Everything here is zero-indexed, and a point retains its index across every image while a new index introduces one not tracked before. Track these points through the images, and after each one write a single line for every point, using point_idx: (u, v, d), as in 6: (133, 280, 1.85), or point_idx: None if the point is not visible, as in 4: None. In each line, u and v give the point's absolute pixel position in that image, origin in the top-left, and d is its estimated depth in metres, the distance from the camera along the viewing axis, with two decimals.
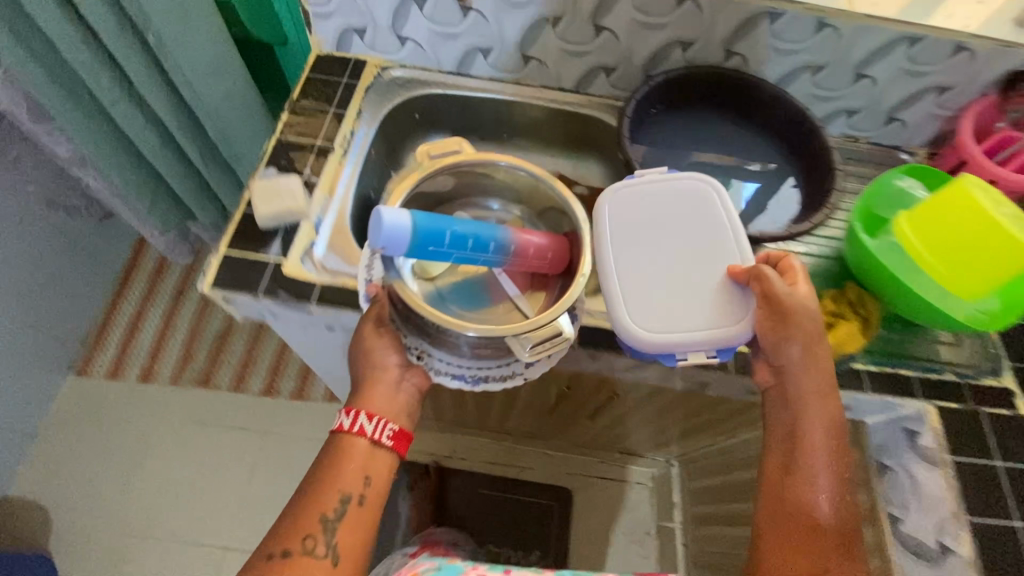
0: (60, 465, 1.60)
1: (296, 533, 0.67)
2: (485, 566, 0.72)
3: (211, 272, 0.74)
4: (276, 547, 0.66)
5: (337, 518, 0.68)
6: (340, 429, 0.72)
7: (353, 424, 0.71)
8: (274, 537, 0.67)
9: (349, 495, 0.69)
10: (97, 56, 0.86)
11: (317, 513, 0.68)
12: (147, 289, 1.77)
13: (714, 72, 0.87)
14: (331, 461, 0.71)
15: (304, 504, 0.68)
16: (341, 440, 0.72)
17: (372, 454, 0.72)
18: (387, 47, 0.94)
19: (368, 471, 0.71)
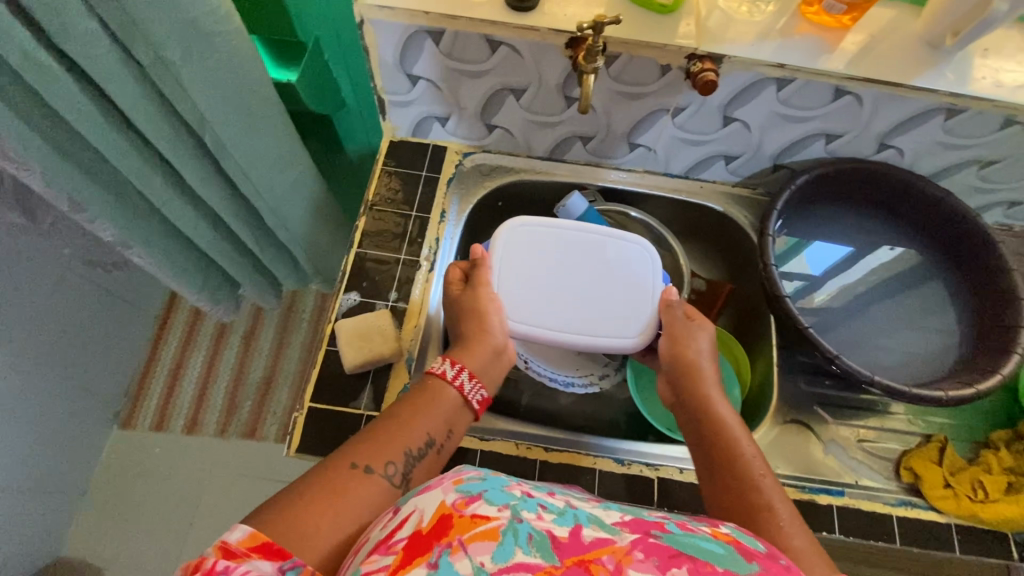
0: (110, 526, 1.52)
1: (380, 454, 0.55)
2: (529, 481, 0.47)
3: (295, 432, 0.65)
4: (353, 459, 0.54)
5: (415, 462, 0.56)
6: (440, 376, 0.63)
7: (454, 376, 0.62)
8: (344, 455, 0.54)
9: (429, 442, 0.58)
10: (148, 156, 0.75)
11: (401, 448, 0.56)
12: (186, 336, 1.69)
13: (857, 166, 0.75)
14: (414, 405, 0.60)
15: (382, 439, 0.56)
16: (434, 383, 0.62)
17: (459, 412, 0.62)
18: (470, 133, 0.82)
19: (452, 427, 0.61)
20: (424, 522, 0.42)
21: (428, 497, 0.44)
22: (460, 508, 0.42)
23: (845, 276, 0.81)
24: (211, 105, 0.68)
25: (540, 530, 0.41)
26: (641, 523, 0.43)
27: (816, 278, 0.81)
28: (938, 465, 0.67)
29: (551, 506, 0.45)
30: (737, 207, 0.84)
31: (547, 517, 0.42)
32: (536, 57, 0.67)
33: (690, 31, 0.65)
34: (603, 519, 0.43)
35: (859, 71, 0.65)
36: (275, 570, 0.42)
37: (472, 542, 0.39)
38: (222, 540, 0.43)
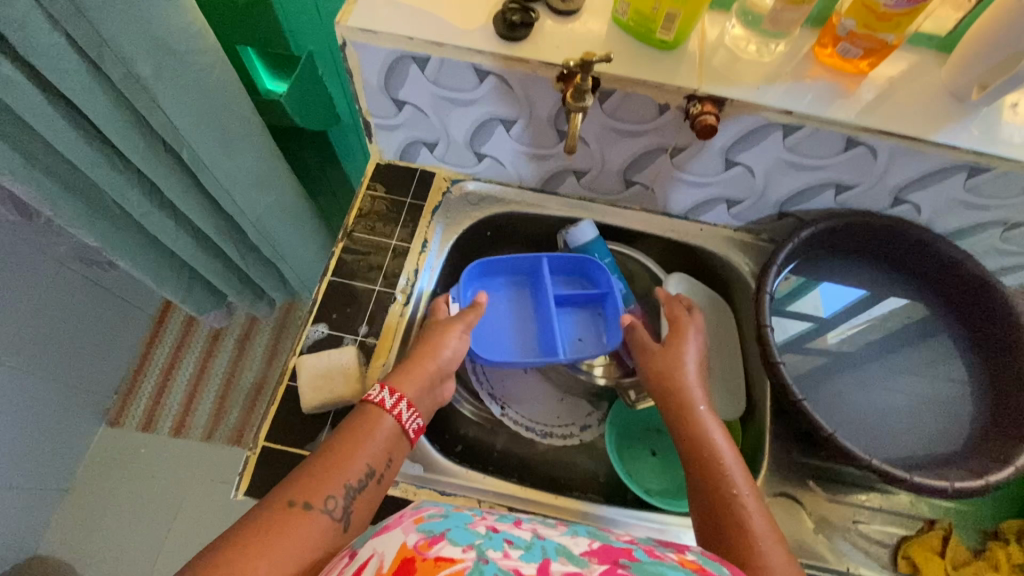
0: (89, 526, 1.51)
1: (318, 489, 0.51)
2: (494, 516, 0.46)
3: (245, 471, 0.61)
4: (290, 497, 0.50)
5: (355, 494, 0.53)
6: (376, 404, 0.59)
7: (393, 406, 0.59)
8: (281, 493, 0.51)
9: (370, 471, 0.55)
10: (124, 169, 0.73)
11: (340, 482, 0.53)
12: (180, 337, 1.68)
13: (867, 220, 0.70)
14: (352, 434, 0.57)
15: (320, 471, 0.53)
16: (371, 414, 0.58)
17: (399, 440, 0.58)
18: (459, 160, 0.78)
19: (392, 454, 0.58)
20: (384, 567, 0.39)
21: (389, 540, 0.42)
22: (422, 550, 0.39)
23: (859, 320, 0.75)
24: (186, 121, 0.65)
25: (508, 569, 0.38)
26: (609, 552, 0.41)
27: (827, 321, 0.75)
28: (939, 557, 0.61)
29: (519, 540, 0.42)
30: (737, 253, 0.79)
31: (513, 554, 0.40)
32: (526, 89, 0.63)
33: (692, 71, 0.61)
34: (570, 550, 0.41)
35: (873, 121, 0.60)
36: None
37: None
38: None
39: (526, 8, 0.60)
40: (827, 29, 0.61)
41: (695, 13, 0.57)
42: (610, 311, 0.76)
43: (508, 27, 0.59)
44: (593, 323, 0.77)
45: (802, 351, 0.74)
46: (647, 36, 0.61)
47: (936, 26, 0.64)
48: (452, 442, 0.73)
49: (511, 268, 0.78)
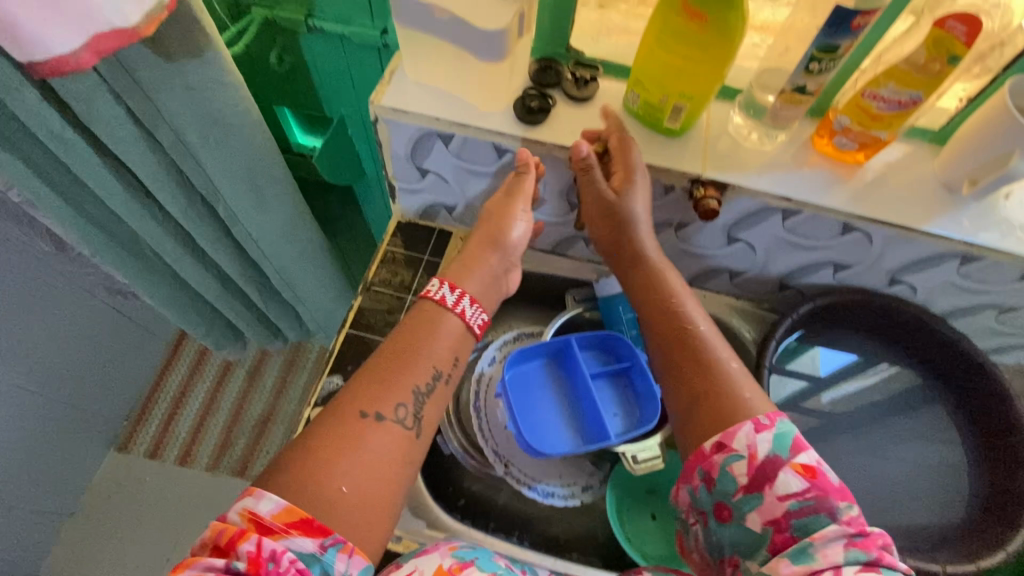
0: (88, 551, 1.51)
1: (385, 399, 0.55)
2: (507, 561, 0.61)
3: None
4: (360, 407, 0.55)
5: (423, 398, 0.57)
6: (439, 302, 0.63)
7: (455, 303, 0.63)
8: (353, 403, 0.55)
9: (436, 373, 0.59)
10: (163, 219, 0.79)
11: (407, 389, 0.57)
12: (193, 365, 1.71)
13: (866, 298, 0.73)
14: (415, 339, 0.60)
15: (386, 378, 0.57)
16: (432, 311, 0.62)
17: (462, 337, 0.63)
18: (475, 221, 0.83)
19: (456, 353, 0.62)
20: None
21: (427, 560, 0.57)
22: (456, 570, 0.55)
23: (858, 384, 0.75)
24: (225, 182, 0.71)
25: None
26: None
27: (821, 380, 0.75)
28: None
29: None
30: (740, 320, 0.82)
31: None
32: (541, 166, 0.68)
33: (696, 157, 0.65)
34: None
35: (867, 209, 0.64)
36: (317, 548, 0.46)
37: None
38: (259, 512, 0.46)
39: (544, 96, 0.66)
40: (824, 121, 0.66)
41: (700, 107, 0.62)
42: (640, 387, 0.74)
43: (527, 112, 0.65)
44: (625, 399, 0.75)
45: (801, 410, 0.73)
46: (656, 124, 0.65)
47: (929, 121, 0.68)
48: (455, 496, 0.75)
49: (541, 350, 0.75)
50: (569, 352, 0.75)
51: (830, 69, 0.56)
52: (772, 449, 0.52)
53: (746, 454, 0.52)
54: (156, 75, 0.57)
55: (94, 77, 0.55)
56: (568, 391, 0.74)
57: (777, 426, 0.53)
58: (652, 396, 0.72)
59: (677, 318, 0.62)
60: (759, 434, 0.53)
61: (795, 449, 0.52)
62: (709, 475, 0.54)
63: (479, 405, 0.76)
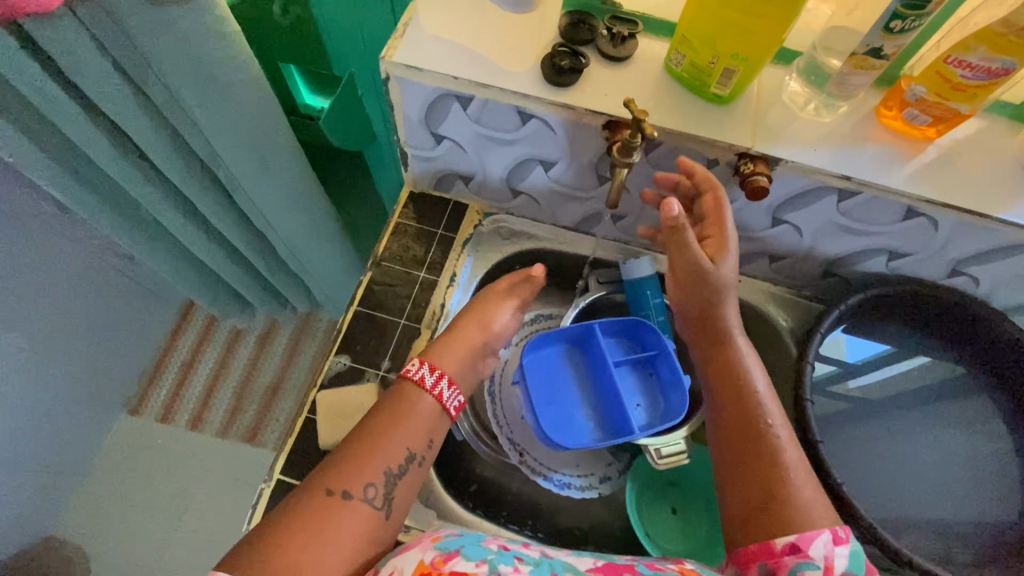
0: (104, 509, 1.54)
1: (355, 477, 0.53)
2: (504, 538, 0.56)
3: (258, 507, 0.61)
4: (328, 484, 0.52)
5: (395, 481, 0.55)
6: (417, 383, 0.60)
7: (433, 385, 0.60)
8: (321, 479, 0.53)
9: (411, 456, 0.56)
10: (160, 184, 0.73)
11: (379, 468, 0.54)
12: (202, 331, 1.68)
13: (924, 290, 0.66)
14: (390, 417, 0.58)
15: (360, 456, 0.54)
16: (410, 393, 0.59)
17: (438, 420, 0.60)
18: (494, 194, 0.77)
19: (432, 436, 0.59)
20: None
21: (407, 558, 0.50)
22: (439, 565, 0.49)
23: (884, 372, 0.71)
24: (224, 146, 0.65)
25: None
26: (612, 569, 0.54)
27: (851, 366, 0.72)
28: None
29: (527, 557, 0.54)
30: (776, 307, 0.76)
31: (522, 568, 0.52)
32: (569, 133, 0.61)
33: (746, 128, 0.58)
34: (576, 567, 0.54)
35: (937, 193, 0.56)
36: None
37: None
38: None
39: (576, 54, 0.58)
40: (894, 91, 0.58)
41: (754, 70, 0.54)
42: (665, 376, 0.70)
43: (556, 72, 0.57)
44: (648, 389, 0.70)
45: (827, 395, 0.71)
46: (701, 89, 0.58)
47: (1013, 94, 0.60)
48: (468, 483, 0.71)
49: (562, 334, 0.70)
50: (590, 339, 0.70)
51: (913, 30, 0.48)
52: (849, 566, 0.48)
53: (822, 565, 0.48)
54: (143, 22, 0.50)
55: (71, 24, 0.49)
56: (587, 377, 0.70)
57: (852, 542, 0.50)
58: (676, 386, 0.68)
59: (720, 335, 0.61)
60: (835, 546, 0.49)
61: (865, 572, 0.49)
62: (773, 573, 0.50)
63: (494, 389, 0.73)
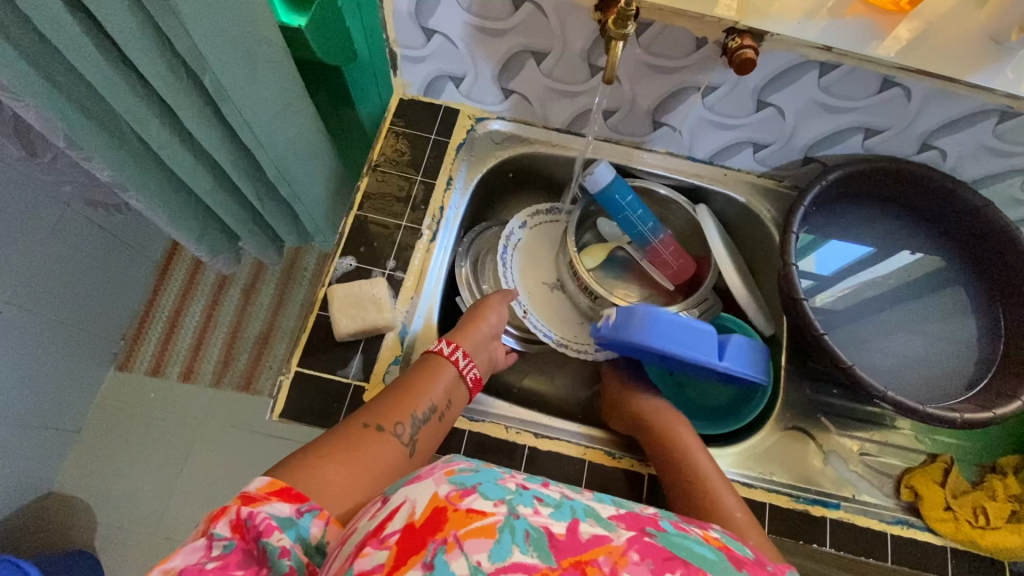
0: (100, 465, 1.52)
1: (388, 414, 0.57)
2: (523, 474, 0.43)
3: (279, 397, 0.64)
4: (364, 419, 0.57)
5: (421, 424, 0.59)
6: (437, 355, 0.65)
7: (451, 354, 0.65)
8: (357, 417, 0.58)
9: (433, 408, 0.60)
10: (143, 93, 0.72)
11: (408, 411, 0.58)
12: (185, 283, 1.65)
13: (895, 165, 0.71)
14: (420, 371, 0.63)
15: (389, 400, 0.59)
16: (434, 356, 0.64)
17: (458, 385, 0.64)
18: (484, 98, 0.78)
19: (452, 397, 0.63)
20: (416, 514, 0.37)
21: (421, 488, 0.40)
22: (455, 501, 0.38)
23: (852, 281, 0.77)
24: (211, 46, 0.64)
25: (537, 527, 0.36)
26: (635, 519, 0.40)
27: (823, 279, 0.77)
28: (941, 486, 0.66)
29: (548, 498, 0.40)
30: (761, 199, 0.80)
31: (544, 512, 0.38)
32: (561, 18, 0.62)
33: (733, 3, 0.59)
34: (598, 512, 0.40)
35: (911, 61, 0.60)
36: (293, 512, 0.45)
37: (469, 537, 0.35)
38: (243, 490, 0.46)
39: None
40: None
41: None
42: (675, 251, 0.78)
43: None
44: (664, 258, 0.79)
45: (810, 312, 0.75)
46: None
47: None
48: None
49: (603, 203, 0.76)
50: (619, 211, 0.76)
51: None
52: None
53: None
54: None
55: None
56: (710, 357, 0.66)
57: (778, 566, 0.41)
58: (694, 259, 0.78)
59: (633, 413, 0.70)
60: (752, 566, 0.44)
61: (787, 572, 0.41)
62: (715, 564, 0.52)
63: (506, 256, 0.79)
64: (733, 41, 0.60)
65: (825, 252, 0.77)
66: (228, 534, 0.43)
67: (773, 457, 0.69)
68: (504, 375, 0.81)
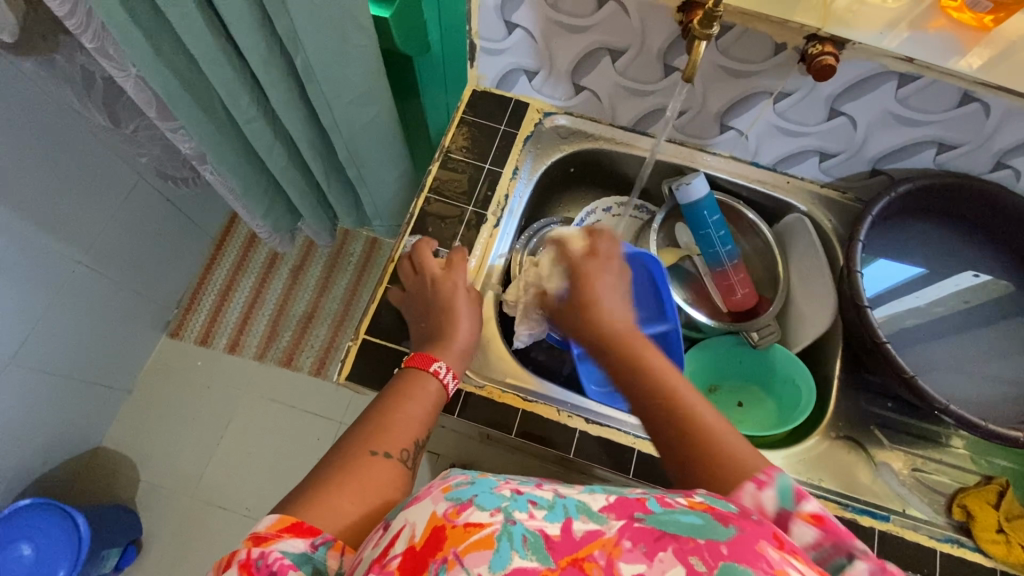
0: (148, 425, 1.60)
1: (388, 437, 0.53)
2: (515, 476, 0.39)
3: (345, 361, 0.68)
4: (366, 446, 0.52)
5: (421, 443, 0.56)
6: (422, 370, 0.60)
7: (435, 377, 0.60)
8: (355, 445, 0.53)
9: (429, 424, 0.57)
10: (238, 70, 0.77)
11: (407, 430, 0.55)
12: (238, 259, 1.73)
13: (967, 182, 0.70)
14: (408, 389, 0.58)
15: (386, 422, 0.55)
16: (420, 372, 0.60)
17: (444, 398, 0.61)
18: (554, 93, 0.80)
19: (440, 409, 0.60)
20: (416, 536, 0.34)
21: (419, 509, 0.36)
22: (451, 518, 0.34)
23: (905, 304, 0.76)
24: (310, 27, 0.67)
25: (534, 530, 0.33)
26: (625, 506, 0.36)
27: (874, 299, 0.77)
28: (995, 508, 0.64)
29: (542, 500, 0.36)
30: (822, 209, 0.80)
31: (537, 515, 0.34)
32: (642, 17, 0.64)
33: (815, 10, 0.60)
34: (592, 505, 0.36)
35: (993, 77, 0.60)
36: (308, 546, 0.43)
37: (468, 552, 0.32)
38: (253, 530, 0.44)
39: None
40: None
41: None
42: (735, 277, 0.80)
43: None
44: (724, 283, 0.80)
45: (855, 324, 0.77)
46: None
47: None
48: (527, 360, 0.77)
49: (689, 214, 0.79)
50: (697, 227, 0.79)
51: None
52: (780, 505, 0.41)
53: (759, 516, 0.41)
54: None
55: None
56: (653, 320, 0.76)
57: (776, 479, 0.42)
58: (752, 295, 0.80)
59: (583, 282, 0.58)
60: (761, 493, 0.41)
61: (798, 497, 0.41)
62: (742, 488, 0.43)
63: None
64: (814, 48, 0.60)
65: (877, 271, 0.77)
66: None
67: (826, 464, 0.70)
68: (553, 363, 0.83)
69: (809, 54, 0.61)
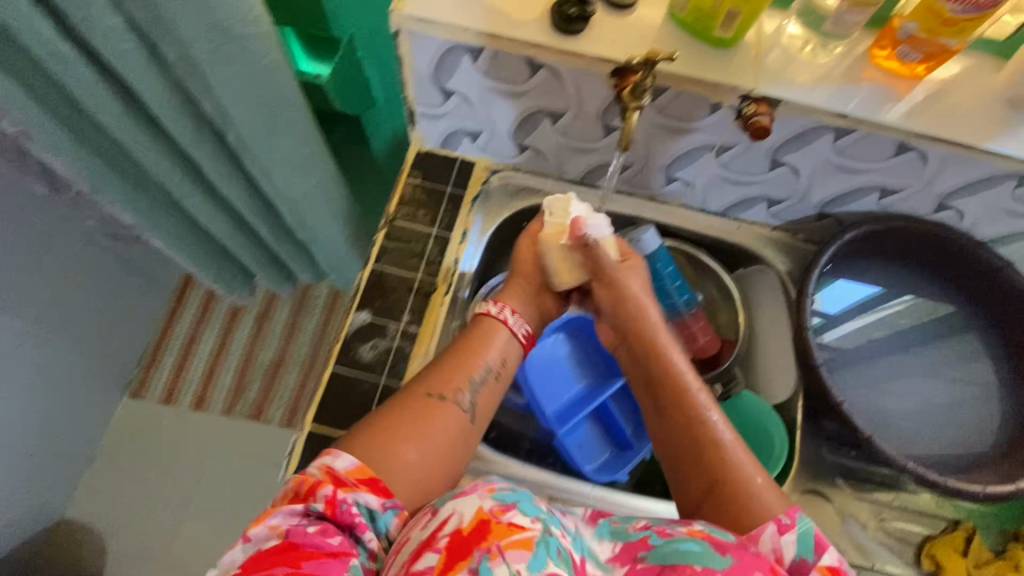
0: (112, 492, 1.53)
1: (449, 383, 0.59)
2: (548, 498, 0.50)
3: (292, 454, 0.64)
4: (428, 390, 0.58)
5: (478, 389, 0.60)
6: (489, 318, 0.65)
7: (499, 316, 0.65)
8: (418, 388, 0.58)
9: (490, 370, 0.62)
10: (168, 148, 0.73)
11: (466, 377, 0.60)
12: (200, 311, 1.67)
13: (910, 225, 0.71)
14: (473, 342, 0.63)
15: (448, 368, 0.60)
16: (488, 322, 0.65)
17: (512, 345, 0.65)
18: (499, 151, 0.79)
19: (507, 358, 0.64)
20: (464, 522, 0.43)
21: (466, 501, 0.45)
22: (498, 516, 0.43)
23: (862, 319, 0.76)
24: (237, 107, 0.65)
25: (563, 548, 0.43)
26: (629, 551, 0.46)
27: (834, 316, 0.76)
28: (963, 556, 0.65)
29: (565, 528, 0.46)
30: (774, 252, 0.80)
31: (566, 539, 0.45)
32: (577, 83, 0.63)
33: (747, 70, 0.60)
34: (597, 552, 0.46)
35: (926, 127, 0.60)
36: (379, 506, 0.48)
37: (510, 548, 0.41)
38: (330, 466, 0.49)
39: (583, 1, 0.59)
40: (886, 31, 0.61)
41: (756, 13, 0.56)
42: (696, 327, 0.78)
43: (565, 20, 0.59)
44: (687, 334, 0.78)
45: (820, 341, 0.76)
46: (704, 34, 0.60)
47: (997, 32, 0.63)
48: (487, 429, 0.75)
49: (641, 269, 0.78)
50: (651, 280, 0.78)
51: None
52: (798, 553, 0.47)
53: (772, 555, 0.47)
54: None
55: None
56: (605, 375, 0.76)
57: (800, 523, 0.48)
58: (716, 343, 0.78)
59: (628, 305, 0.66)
60: (781, 536, 0.48)
61: (818, 548, 0.47)
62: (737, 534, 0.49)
63: None
64: (748, 107, 0.60)
65: (838, 290, 0.76)
66: (323, 511, 0.46)
67: None
68: None
69: (742, 111, 0.60)
